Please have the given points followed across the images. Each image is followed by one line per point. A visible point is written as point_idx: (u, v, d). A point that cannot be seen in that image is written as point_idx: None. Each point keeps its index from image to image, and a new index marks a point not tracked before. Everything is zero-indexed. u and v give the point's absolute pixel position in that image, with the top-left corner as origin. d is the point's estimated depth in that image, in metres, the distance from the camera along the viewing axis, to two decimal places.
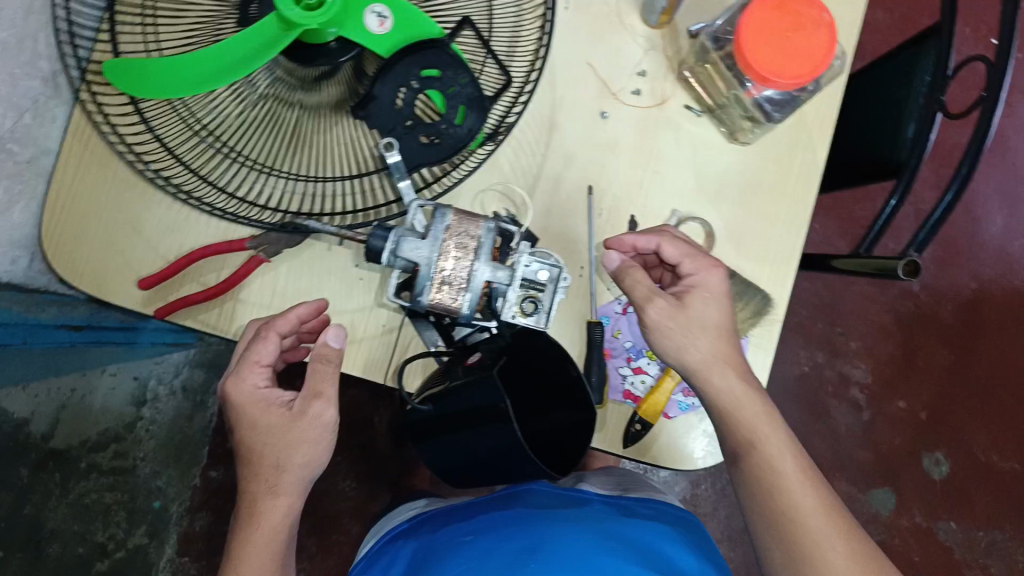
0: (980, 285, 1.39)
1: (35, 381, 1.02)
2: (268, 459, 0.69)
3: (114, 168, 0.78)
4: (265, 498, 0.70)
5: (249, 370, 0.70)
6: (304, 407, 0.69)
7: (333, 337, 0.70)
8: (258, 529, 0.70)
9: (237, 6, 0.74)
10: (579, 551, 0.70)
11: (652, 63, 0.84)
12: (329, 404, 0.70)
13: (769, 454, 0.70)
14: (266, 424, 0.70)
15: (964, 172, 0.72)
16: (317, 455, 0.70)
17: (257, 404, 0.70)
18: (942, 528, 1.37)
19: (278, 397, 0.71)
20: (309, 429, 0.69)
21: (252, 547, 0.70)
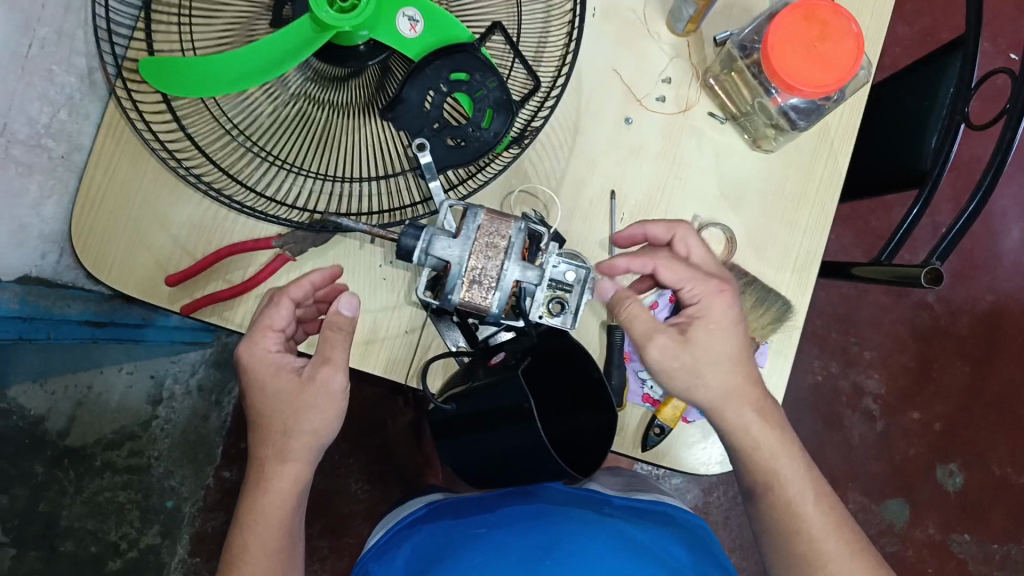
0: (997, 298, 1.39)
1: (53, 378, 1.08)
2: (278, 424, 0.70)
3: (144, 165, 0.79)
4: (275, 463, 0.70)
5: (263, 333, 0.71)
6: (314, 374, 0.69)
7: (346, 306, 0.70)
8: (266, 499, 0.70)
9: (270, 7, 0.76)
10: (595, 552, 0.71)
11: (676, 70, 0.85)
12: (337, 371, 0.69)
13: (784, 482, 0.72)
14: (277, 390, 0.70)
15: (987, 182, 0.73)
16: (327, 427, 0.70)
17: (268, 368, 0.70)
18: (956, 540, 1.37)
19: (291, 362, 0.71)
20: (318, 398, 0.69)
21: (260, 518, 0.70)
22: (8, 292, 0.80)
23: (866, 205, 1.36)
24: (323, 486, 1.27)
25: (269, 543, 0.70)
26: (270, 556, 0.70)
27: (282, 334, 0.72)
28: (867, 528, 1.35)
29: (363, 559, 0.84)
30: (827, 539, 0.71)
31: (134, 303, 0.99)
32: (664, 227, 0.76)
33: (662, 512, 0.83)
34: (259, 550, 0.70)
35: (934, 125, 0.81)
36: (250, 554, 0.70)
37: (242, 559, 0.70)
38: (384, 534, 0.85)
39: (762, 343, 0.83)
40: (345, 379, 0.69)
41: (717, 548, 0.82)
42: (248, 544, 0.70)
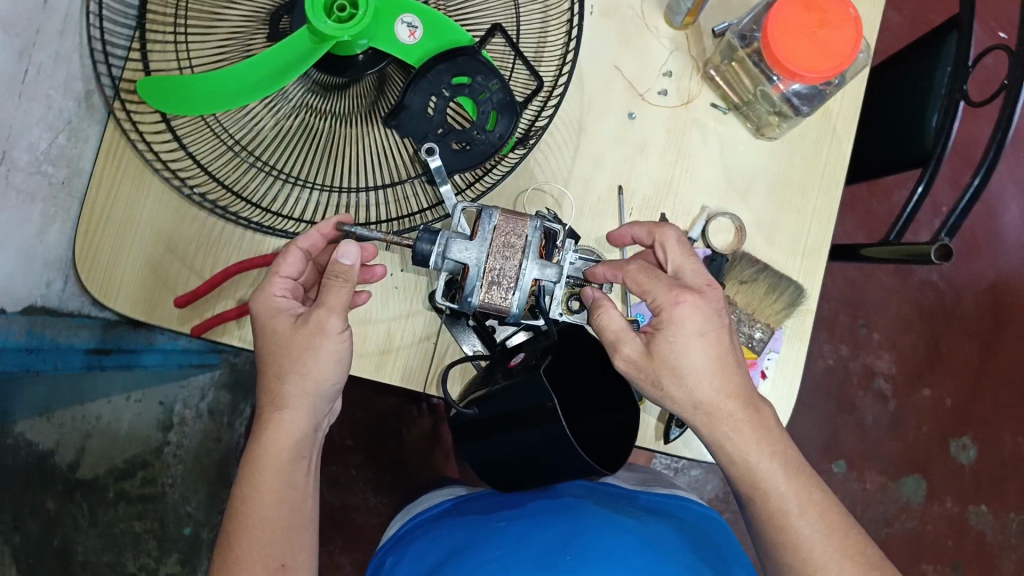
0: (998, 273, 1.41)
1: (60, 411, 1.05)
2: (273, 366, 0.67)
3: (148, 186, 0.78)
4: (271, 410, 0.66)
5: (268, 279, 0.70)
6: (308, 316, 0.66)
7: (345, 253, 0.66)
8: (264, 445, 0.66)
9: (268, 20, 0.75)
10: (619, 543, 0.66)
11: (677, 63, 0.85)
12: (332, 314, 0.66)
13: (782, 501, 0.65)
14: (273, 335, 0.67)
15: (991, 155, 0.73)
16: (325, 372, 0.66)
17: (269, 312, 0.68)
18: (974, 513, 1.38)
19: (292, 310, 0.69)
20: (310, 338, 0.66)
21: (262, 466, 0.65)
22: (14, 323, 0.79)
23: (866, 189, 1.37)
24: (341, 500, 1.26)
25: (271, 499, 0.65)
26: (271, 519, 0.65)
27: (290, 283, 0.71)
28: (886, 507, 1.36)
29: (379, 552, 0.80)
30: (834, 558, 0.64)
31: (144, 329, 0.98)
32: (645, 229, 0.72)
33: (685, 513, 0.78)
34: (261, 507, 0.65)
35: (932, 105, 0.82)
36: (252, 507, 0.65)
37: (245, 516, 0.65)
38: (402, 526, 0.82)
39: (776, 329, 0.83)
40: (341, 323, 0.66)
41: (743, 559, 0.74)
42: (249, 497, 0.65)
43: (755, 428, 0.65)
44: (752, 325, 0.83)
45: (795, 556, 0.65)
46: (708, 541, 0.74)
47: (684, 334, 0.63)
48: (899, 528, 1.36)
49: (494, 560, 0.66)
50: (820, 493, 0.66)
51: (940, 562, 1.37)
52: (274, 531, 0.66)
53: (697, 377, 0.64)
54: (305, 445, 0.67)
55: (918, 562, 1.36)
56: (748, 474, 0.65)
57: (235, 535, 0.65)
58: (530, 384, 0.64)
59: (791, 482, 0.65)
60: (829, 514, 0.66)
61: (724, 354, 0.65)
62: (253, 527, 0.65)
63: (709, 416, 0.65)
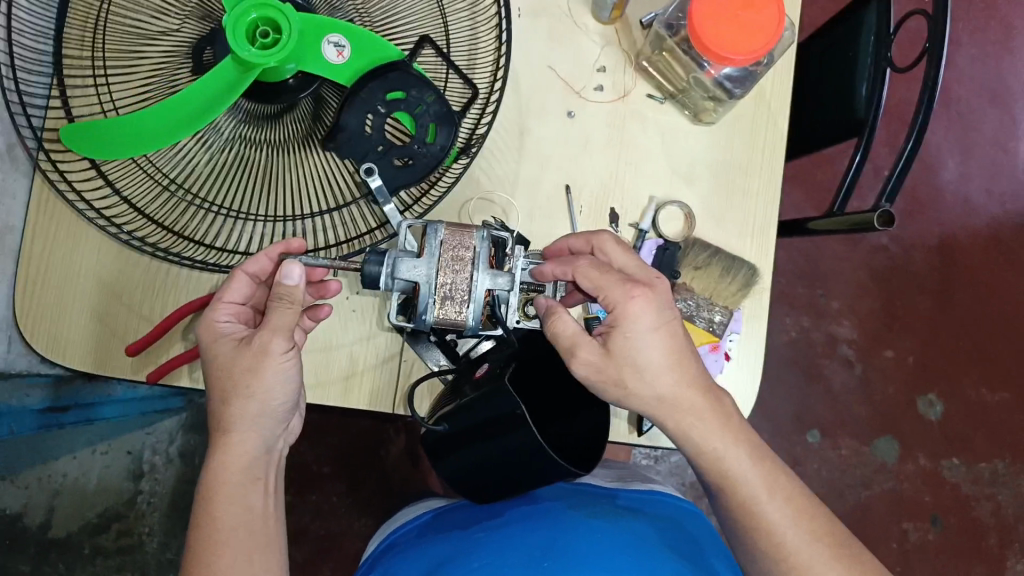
0: (945, 230, 1.45)
1: (23, 474, 1.05)
2: (216, 390, 0.65)
3: (85, 236, 0.76)
4: (221, 434, 0.65)
5: (212, 305, 0.68)
6: (252, 339, 0.65)
7: (288, 274, 0.64)
8: (222, 468, 0.64)
9: (190, 53, 0.73)
10: (596, 541, 0.66)
11: (609, 58, 0.86)
12: (276, 335, 0.65)
13: (750, 488, 0.65)
14: (217, 361, 0.66)
15: (921, 119, 0.74)
16: (277, 390, 0.65)
17: (214, 339, 0.67)
18: (948, 466, 1.42)
19: (236, 334, 0.68)
20: (253, 360, 0.64)
21: (218, 490, 0.63)
22: None
23: (810, 161, 1.40)
24: (325, 529, 1.25)
25: (231, 522, 0.63)
26: (232, 543, 0.62)
27: (236, 306, 0.69)
28: (863, 470, 1.39)
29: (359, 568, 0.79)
30: (805, 541, 0.64)
31: (99, 383, 1.01)
32: (583, 240, 0.72)
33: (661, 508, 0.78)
34: (223, 529, 0.63)
35: (861, 75, 0.83)
36: (213, 531, 0.63)
37: (206, 539, 0.62)
38: (380, 542, 0.80)
39: (735, 311, 0.84)
40: (285, 343, 0.65)
41: (721, 553, 0.75)
42: (210, 520, 0.63)
43: (719, 418, 0.66)
44: (711, 310, 0.84)
45: (770, 542, 0.64)
46: (688, 535, 0.75)
47: (638, 330, 0.63)
48: (878, 489, 1.40)
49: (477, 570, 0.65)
50: (785, 477, 0.67)
51: (920, 517, 1.40)
52: (239, 555, 0.62)
53: (656, 370, 0.64)
54: (259, 466, 0.66)
55: (899, 521, 1.40)
56: (714, 463, 0.66)
57: (194, 563, 0.62)
58: (500, 396, 0.62)
59: (758, 467, 0.66)
60: (796, 498, 0.66)
61: (679, 350, 0.65)
62: (217, 551, 0.62)
63: (673, 407, 0.65)
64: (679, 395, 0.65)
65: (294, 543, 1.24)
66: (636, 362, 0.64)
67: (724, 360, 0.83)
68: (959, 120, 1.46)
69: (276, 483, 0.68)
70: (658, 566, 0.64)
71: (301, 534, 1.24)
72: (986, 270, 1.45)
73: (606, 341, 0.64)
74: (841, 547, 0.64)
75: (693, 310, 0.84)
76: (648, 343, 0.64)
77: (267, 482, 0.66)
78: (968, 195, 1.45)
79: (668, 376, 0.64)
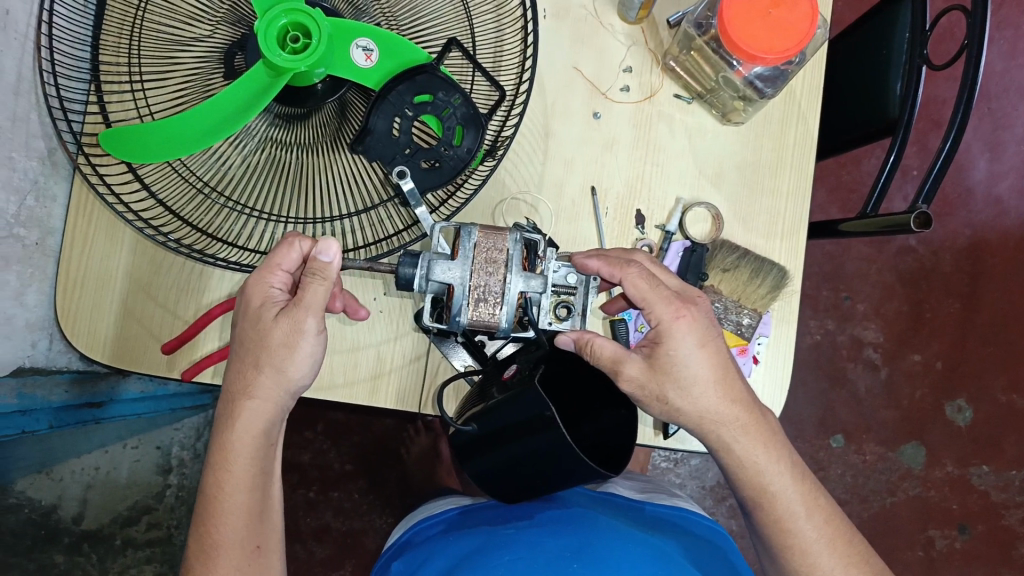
0: (975, 231, 1.42)
1: (58, 466, 1.08)
2: (250, 357, 0.65)
3: (122, 237, 0.78)
4: (240, 399, 0.65)
5: (267, 271, 0.66)
6: (291, 309, 0.64)
7: (325, 250, 0.63)
8: (238, 434, 0.65)
9: (222, 59, 0.75)
10: (621, 552, 0.65)
11: (635, 58, 0.86)
12: (310, 314, 0.64)
13: (790, 505, 0.66)
14: (259, 327, 0.65)
15: (960, 118, 0.73)
16: (302, 371, 0.66)
17: (265, 303, 0.66)
18: (976, 473, 1.39)
19: (281, 303, 0.67)
20: (289, 336, 0.65)
21: (233, 457, 0.65)
22: (3, 388, 0.84)
23: (836, 161, 1.38)
24: (348, 526, 1.26)
25: (244, 484, 0.66)
26: (243, 505, 0.66)
27: (289, 278, 0.68)
28: (887, 476, 1.37)
29: (383, 557, 0.80)
30: (839, 566, 0.66)
31: (124, 377, 1.01)
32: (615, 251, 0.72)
33: (684, 523, 0.78)
34: (234, 492, 0.65)
35: (895, 74, 0.82)
36: (225, 493, 0.65)
37: (216, 496, 0.65)
38: (406, 533, 0.81)
39: (763, 314, 0.83)
40: (318, 324, 0.65)
41: (746, 568, 0.75)
42: (222, 482, 0.65)
43: (752, 426, 0.66)
44: (740, 312, 0.83)
45: (802, 561, 0.66)
46: (707, 546, 0.75)
47: (686, 347, 0.65)
48: (904, 495, 1.38)
49: (505, 564, 0.65)
50: (823, 496, 0.68)
51: (946, 524, 1.38)
52: (248, 515, 0.66)
53: (697, 384, 0.65)
54: (275, 429, 0.67)
55: (925, 529, 1.38)
56: (756, 480, 0.67)
57: (210, 521, 0.65)
58: (528, 395, 0.62)
59: (797, 484, 0.67)
60: (835, 520, 0.67)
61: (724, 371, 0.66)
62: (227, 513, 0.65)
63: (716, 424, 0.66)
64: (724, 413, 0.66)
65: (317, 540, 1.26)
66: (684, 378, 0.65)
67: (753, 364, 0.83)
68: (992, 117, 1.43)
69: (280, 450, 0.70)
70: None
71: (324, 530, 1.26)
72: (1017, 271, 1.42)
73: (650, 354, 0.66)
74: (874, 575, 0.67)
75: (723, 314, 0.84)
76: (696, 360, 0.65)
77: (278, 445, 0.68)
78: (1000, 195, 1.42)
79: (710, 390, 0.65)
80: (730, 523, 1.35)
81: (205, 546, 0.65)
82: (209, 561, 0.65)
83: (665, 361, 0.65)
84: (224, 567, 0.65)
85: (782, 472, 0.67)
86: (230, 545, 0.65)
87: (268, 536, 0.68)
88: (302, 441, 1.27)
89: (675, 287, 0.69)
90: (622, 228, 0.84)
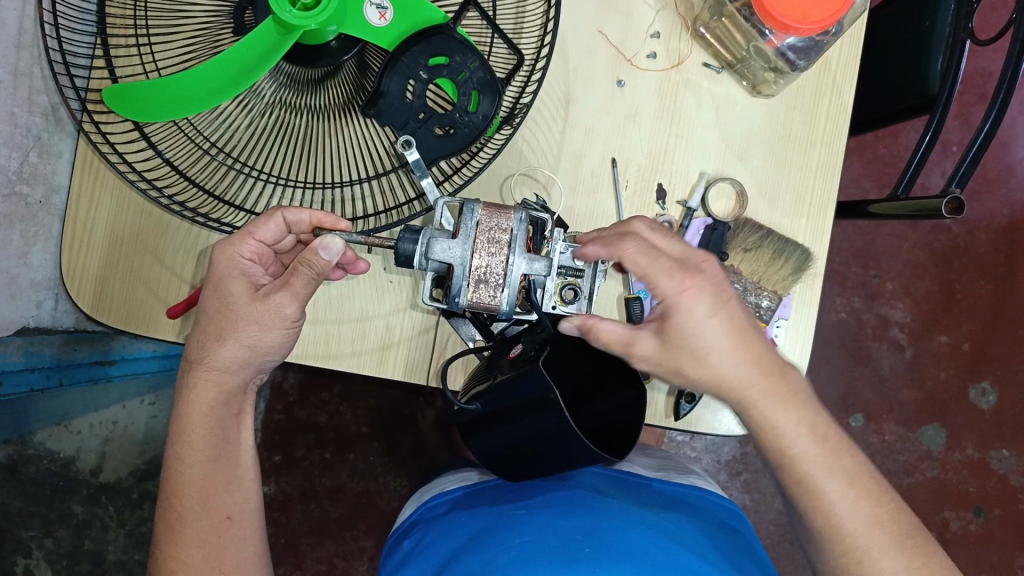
0: (1015, 212, 1.36)
1: (77, 419, 1.10)
2: (212, 328, 0.66)
3: (129, 198, 0.77)
4: (198, 368, 0.66)
5: (240, 237, 0.65)
6: (270, 294, 0.65)
7: (325, 247, 0.61)
8: (195, 406, 0.67)
9: (233, 13, 0.72)
10: (630, 535, 0.63)
11: (664, 23, 0.81)
12: (291, 299, 0.65)
13: (803, 473, 0.64)
14: (226, 298, 0.66)
15: (1001, 98, 0.69)
16: (275, 343, 0.66)
17: (230, 270, 0.66)
18: (996, 457, 1.37)
19: (254, 273, 0.67)
20: (266, 317, 0.65)
21: (192, 428, 0.67)
22: (10, 347, 0.83)
23: (874, 134, 1.32)
24: (363, 486, 1.27)
25: (205, 455, 0.67)
26: (205, 476, 0.67)
27: (261, 247, 0.66)
28: (906, 457, 1.35)
29: (395, 534, 0.80)
30: (860, 528, 0.64)
31: (106, 339, 0.98)
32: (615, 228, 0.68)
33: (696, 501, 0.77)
34: (195, 463, 0.67)
35: (936, 49, 0.78)
36: (185, 464, 0.67)
37: (179, 469, 0.67)
38: (418, 509, 0.80)
39: (784, 296, 0.81)
40: (300, 311, 0.66)
41: (760, 551, 0.74)
42: (184, 454, 0.67)
43: (777, 393, 0.64)
44: (760, 294, 0.81)
45: (820, 528, 0.64)
46: (723, 529, 0.73)
47: (695, 318, 0.62)
48: (921, 476, 1.35)
49: (514, 548, 0.63)
50: (842, 460, 0.66)
51: (964, 507, 1.36)
52: (210, 487, 0.67)
53: (708, 359, 0.63)
54: (235, 400, 0.69)
55: (940, 510, 1.36)
56: (776, 442, 0.65)
57: (174, 493, 0.67)
58: (532, 376, 0.61)
59: (810, 452, 0.64)
60: (853, 484, 0.65)
61: (751, 334, 0.63)
62: (189, 484, 0.67)
63: (722, 397, 0.64)
64: (741, 377, 0.63)
65: (332, 498, 1.27)
66: (686, 355, 0.63)
67: None
68: None
69: (250, 408, 0.71)
70: (693, 564, 0.62)
71: (340, 490, 1.27)
72: None
73: (649, 332, 0.64)
74: (899, 537, 0.64)
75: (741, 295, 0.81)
76: (697, 334, 0.62)
77: (241, 413, 0.70)
78: None
79: (732, 354, 0.63)
80: (745, 497, 1.34)
81: (169, 520, 0.67)
82: (175, 529, 0.66)
83: (665, 340, 0.63)
84: (190, 540, 0.66)
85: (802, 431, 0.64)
86: (196, 518, 0.66)
87: (237, 508, 0.69)
88: (319, 403, 1.27)
89: (675, 255, 0.65)
90: (642, 204, 0.81)
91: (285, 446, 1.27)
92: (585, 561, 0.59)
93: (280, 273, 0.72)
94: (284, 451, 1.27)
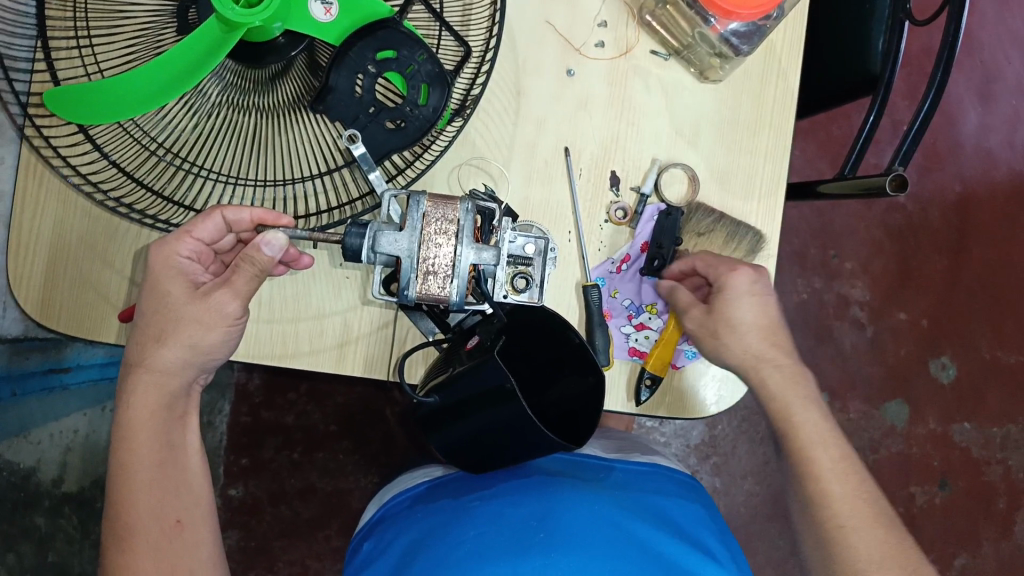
0: (965, 187, 1.40)
1: (36, 429, 1.06)
2: (151, 330, 0.66)
3: (75, 202, 0.76)
4: (137, 371, 0.66)
5: (178, 237, 0.65)
6: (210, 293, 0.65)
7: (268, 243, 0.62)
8: (137, 409, 0.66)
9: (175, 13, 0.71)
10: (583, 518, 0.66)
11: (611, 12, 0.82)
12: (231, 297, 0.65)
13: None
14: (165, 299, 0.66)
15: (939, 77, 0.71)
16: (216, 344, 0.67)
17: (167, 270, 0.66)
18: (957, 430, 1.40)
19: (194, 274, 0.67)
20: (206, 316, 0.65)
21: (138, 431, 0.66)
22: None
23: (826, 115, 1.35)
24: (333, 486, 1.27)
25: (152, 459, 0.66)
26: (153, 481, 0.66)
27: (199, 246, 0.67)
28: (871, 433, 1.38)
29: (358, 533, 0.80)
30: None
31: (60, 345, 1.07)
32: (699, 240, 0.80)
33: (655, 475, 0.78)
34: (142, 467, 0.66)
35: (876, 28, 0.82)
36: (132, 469, 0.66)
37: (124, 475, 0.66)
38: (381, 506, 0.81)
39: None
40: (241, 309, 0.66)
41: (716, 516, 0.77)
42: (129, 460, 0.66)
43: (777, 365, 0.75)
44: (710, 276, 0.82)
45: None
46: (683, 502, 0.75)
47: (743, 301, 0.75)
48: (887, 451, 1.38)
49: (474, 538, 0.66)
50: None
51: (929, 479, 1.40)
52: (160, 491, 0.66)
53: None
54: (179, 402, 0.68)
55: (906, 485, 1.39)
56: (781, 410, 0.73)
57: (121, 500, 0.66)
58: (486, 369, 0.61)
59: None
60: None
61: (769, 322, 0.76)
62: (137, 490, 0.66)
63: None
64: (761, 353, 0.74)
65: (302, 500, 1.26)
66: None
67: None
68: (983, 72, 1.41)
69: (195, 410, 0.71)
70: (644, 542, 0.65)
71: (310, 491, 1.26)
72: (1004, 226, 1.41)
73: None
74: None
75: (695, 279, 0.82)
76: None
77: (185, 415, 0.69)
78: (989, 149, 1.41)
79: (759, 335, 0.75)
80: (715, 480, 1.36)
81: (116, 528, 0.65)
82: (124, 536, 0.65)
83: None
84: (140, 548, 0.65)
85: (807, 408, 0.73)
86: (145, 525, 0.66)
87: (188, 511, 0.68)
88: (285, 403, 1.27)
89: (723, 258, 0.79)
90: (595, 192, 0.82)
91: (252, 449, 1.26)
92: (537, 550, 0.62)
93: (220, 271, 0.72)
94: (251, 454, 1.25)
